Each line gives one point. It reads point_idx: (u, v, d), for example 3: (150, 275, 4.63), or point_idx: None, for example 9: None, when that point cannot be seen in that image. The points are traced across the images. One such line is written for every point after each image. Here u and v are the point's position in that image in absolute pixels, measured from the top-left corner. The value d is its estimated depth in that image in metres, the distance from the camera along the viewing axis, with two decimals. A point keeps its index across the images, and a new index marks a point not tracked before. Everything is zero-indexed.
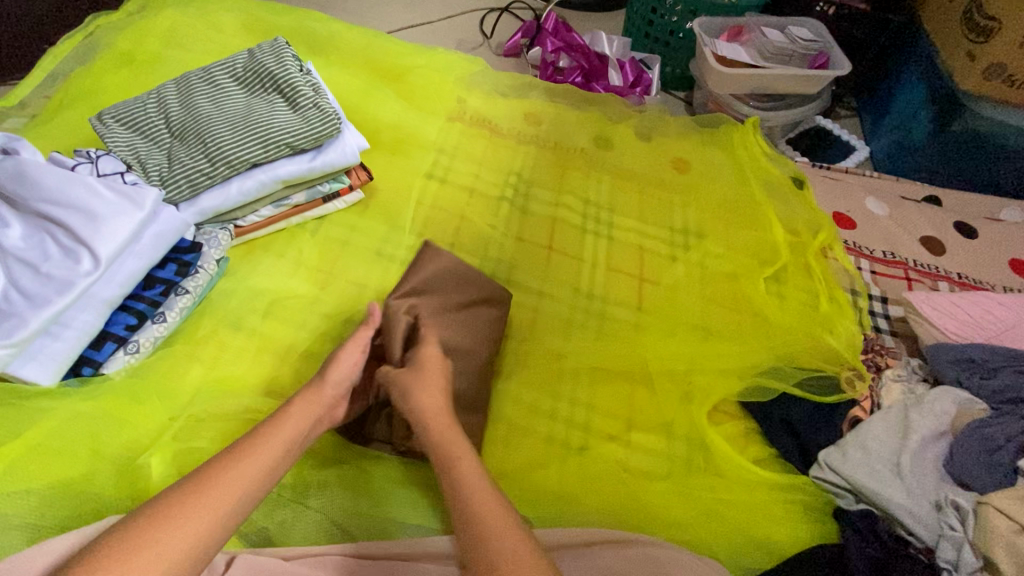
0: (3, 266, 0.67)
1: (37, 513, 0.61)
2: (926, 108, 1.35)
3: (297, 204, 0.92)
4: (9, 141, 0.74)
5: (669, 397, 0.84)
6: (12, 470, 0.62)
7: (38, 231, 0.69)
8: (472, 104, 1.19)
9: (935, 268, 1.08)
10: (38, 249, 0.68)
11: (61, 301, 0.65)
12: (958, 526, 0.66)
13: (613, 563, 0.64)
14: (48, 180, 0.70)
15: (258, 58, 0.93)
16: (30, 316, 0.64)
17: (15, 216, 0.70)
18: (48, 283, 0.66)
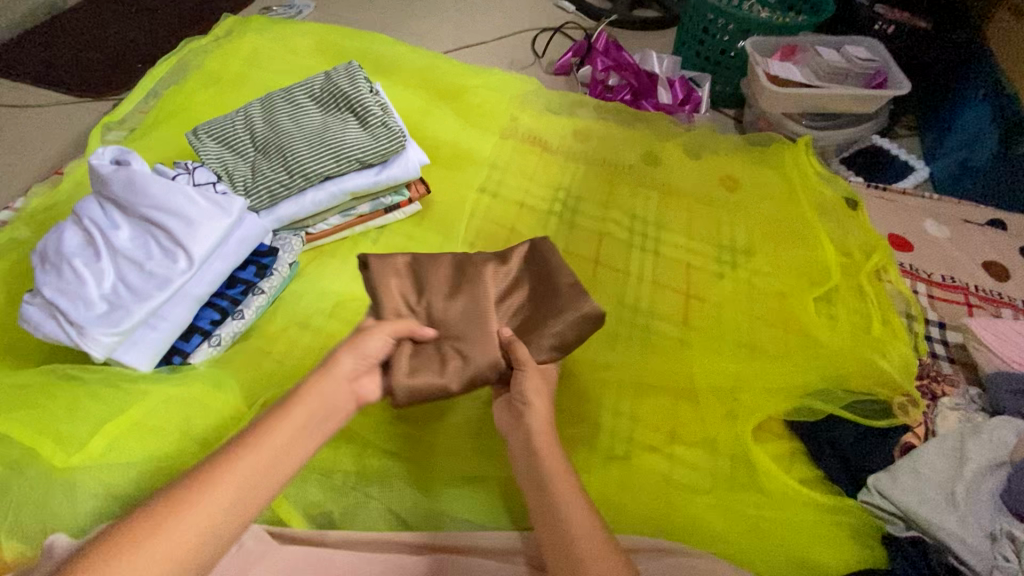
0: (112, 262, 0.76)
1: (136, 484, 0.68)
2: (990, 130, 1.32)
3: (362, 214, 0.99)
4: (123, 153, 0.83)
5: (714, 413, 0.85)
6: (114, 444, 0.70)
7: (142, 233, 0.78)
8: (525, 121, 1.24)
9: (997, 294, 1.05)
10: (142, 249, 0.77)
11: (160, 295, 0.73)
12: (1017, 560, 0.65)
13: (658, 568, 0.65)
14: (154, 188, 0.79)
15: (333, 80, 1.01)
16: (134, 307, 0.72)
17: (123, 219, 0.79)
18: (149, 279, 0.74)
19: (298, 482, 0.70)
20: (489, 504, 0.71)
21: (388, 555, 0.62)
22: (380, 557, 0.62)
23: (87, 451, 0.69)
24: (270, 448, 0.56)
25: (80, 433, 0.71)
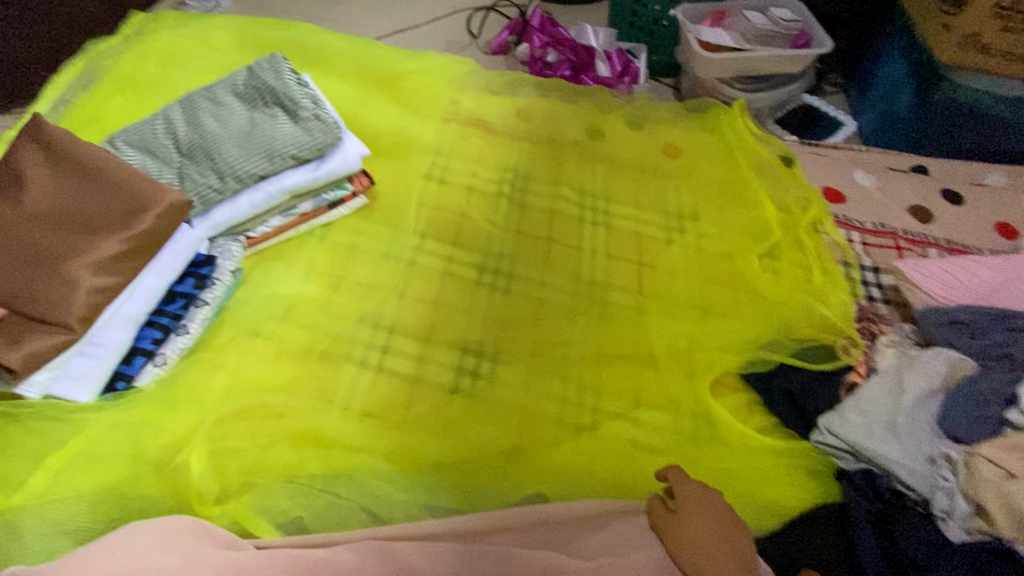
0: None
1: (90, 516, 0.66)
2: (907, 80, 1.37)
3: (304, 213, 0.95)
4: None
5: (673, 374, 0.87)
6: (60, 478, 0.68)
7: None
8: (466, 104, 1.22)
9: (924, 235, 1.12)
10: None
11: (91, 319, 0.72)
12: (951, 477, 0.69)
13: None
14: None
15: (256, 74, 0.97)
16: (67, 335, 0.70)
17: None
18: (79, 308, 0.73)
19: (266, 492, 0.70)
20: (461, 493, 0.73)
21: (369, 546, 0.61)
22: (360, 549, 0.61)
23: (32, 488, 0.67)
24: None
25: (21, 470, 0.68)
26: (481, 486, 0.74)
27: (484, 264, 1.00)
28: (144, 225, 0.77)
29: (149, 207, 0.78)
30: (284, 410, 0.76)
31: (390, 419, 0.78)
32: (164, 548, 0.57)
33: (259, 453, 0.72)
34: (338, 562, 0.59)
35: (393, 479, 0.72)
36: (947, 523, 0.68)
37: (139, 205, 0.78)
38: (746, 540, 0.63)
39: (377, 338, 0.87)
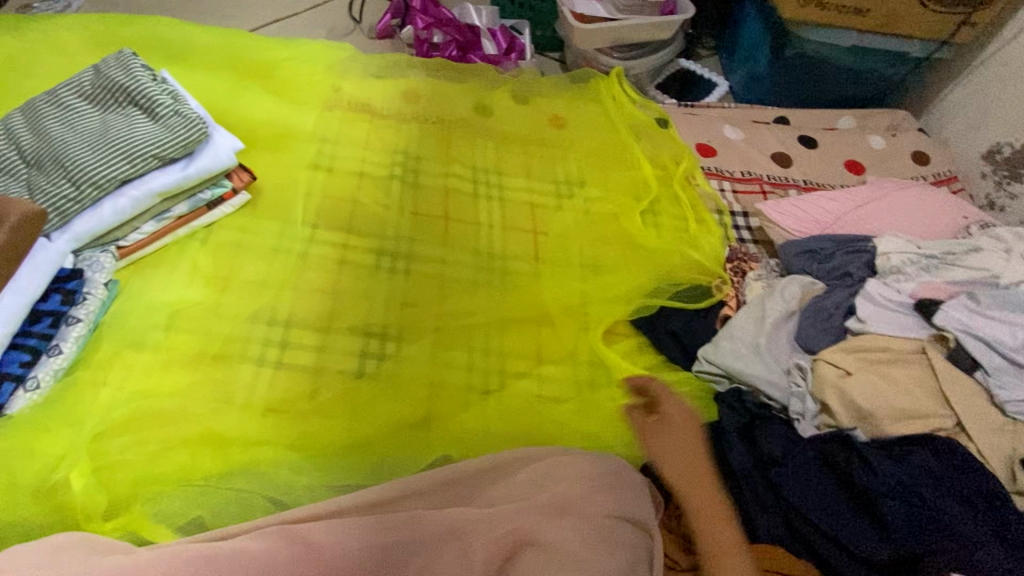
0: None
1: None
2: (764, 38, 1.48)
3: (181, 216, 0.91)
4: None
5: (568, 329, 0.93)
6: None
7: None
8: (348, 90, 1.20)
9: (785, 178, 1.24)
10: None
11: None
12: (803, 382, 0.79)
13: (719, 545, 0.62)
14: None
15: (105, 74, 0.91)
16: None
17: None
18: None
19: (160, 496, 0.69)
20: (368, 467, 0.75)
21: (272, 530, 0.61)
22: (262, 534, 0.61)
23: None
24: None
25: None
26: (390, 458, 0.77)
27: (381, 248, 1.00)
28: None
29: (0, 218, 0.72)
30: (178, 416, 0.74)
31: (294, 411, 0.78)
32: (52, 566, 0.56)
33: (154, 461, 0.70)
34: (242, 549, 0.59)
35: (304, 468, 0.73)
36: (801, 422, 0.78)
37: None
38: (627, 466, 0.68)
39: (273, 334, 0.85)
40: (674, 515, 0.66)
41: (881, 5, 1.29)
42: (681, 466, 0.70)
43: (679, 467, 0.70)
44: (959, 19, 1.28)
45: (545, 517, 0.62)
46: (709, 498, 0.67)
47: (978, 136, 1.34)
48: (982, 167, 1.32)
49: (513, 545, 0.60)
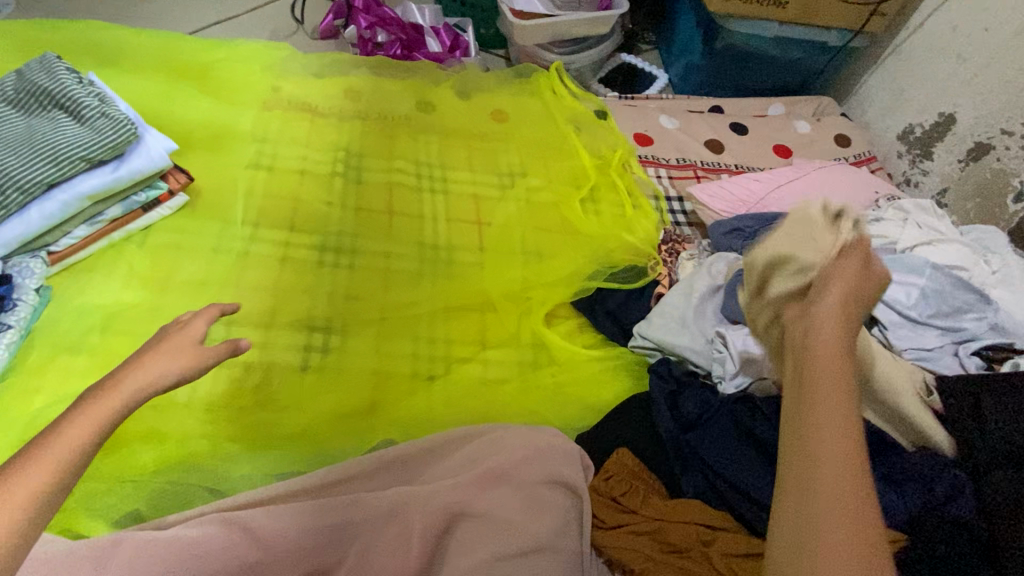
0: None
1: None
2: (696, 33, 1.54)
3: (115, 219, 0.91)
4: None
5: (510, 314, 0.96)
6: None
7: None
8: (289, 89, 1.20)
9: (717, 163, 1.30)
10: None
11: None
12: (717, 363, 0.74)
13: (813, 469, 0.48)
14: None
15: (27, 77, 0.89)
16: None
17: None
18: None
19: (94, 493, 0.69)
20: (311, 453, 0.77)
21: (210, 518, 0.63)
22: (199, 523, 0.63)
23: None
24: (58, 459, 0.49)
25: None
26: (334, 444, 0.79)
27: (324, 244, 1.00)
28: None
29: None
30: None
31: (235, 406, 0.78)
32: None
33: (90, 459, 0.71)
34: (180, 538, 0.61)
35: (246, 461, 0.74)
36: (724, 383, 0.81)
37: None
38: (553, 433, 0.70)
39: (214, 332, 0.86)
40: (604, 478, 0.69)
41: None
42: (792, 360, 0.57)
43: (806, 357, 0.56)
44: (869, 8, 1.37)
45: (477, 489, 0.65)
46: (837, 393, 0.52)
47: (894, 119, 1.43)
48: (898, 148, 1.42)
49: (447, 518, 0.63)
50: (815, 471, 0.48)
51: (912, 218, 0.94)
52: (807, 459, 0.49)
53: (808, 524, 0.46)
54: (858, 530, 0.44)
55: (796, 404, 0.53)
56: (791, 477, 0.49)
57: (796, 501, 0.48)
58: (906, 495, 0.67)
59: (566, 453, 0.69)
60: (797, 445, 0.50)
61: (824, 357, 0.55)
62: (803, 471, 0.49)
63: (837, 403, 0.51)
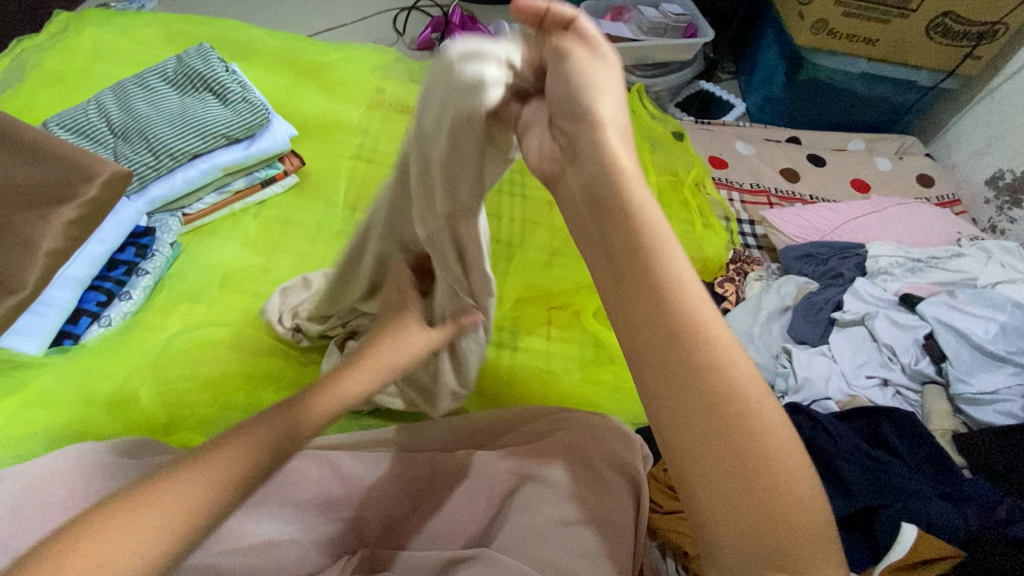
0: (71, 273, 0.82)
1: (44, 443, 0.72)
2: (780, 64, 1.54)
3: (238, 191, 1.03)
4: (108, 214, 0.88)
5: (575, 312, 1.00)
6: (19, 412, 0.74)
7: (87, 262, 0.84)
8: (392, 91, 1.30)
9: (792, 192, 1.32)
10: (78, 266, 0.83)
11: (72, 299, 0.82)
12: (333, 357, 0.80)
13: (734, 492, 0.36)
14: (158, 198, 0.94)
15: (187, 63, 1.04)
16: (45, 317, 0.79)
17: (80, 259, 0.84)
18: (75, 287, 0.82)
19: (205, 422, 0.78)
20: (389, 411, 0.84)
21: (310, 454, 0.71)
22: (298, 455, 0.71)
23: None
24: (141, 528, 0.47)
25: None
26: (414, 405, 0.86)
27: None
28: (89, 192, 0.79)
29: (91, 176, 0.80)
30: (229, 360, 0.84)
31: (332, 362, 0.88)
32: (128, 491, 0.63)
33: (202, 387, 0.81)
34: (281, 466, 0.69)
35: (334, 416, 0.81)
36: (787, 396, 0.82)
37: (82, 175, 0.79)
38: (611, 421, 0.75)
39: None
40: (663, 468, 0.76)
41: (889, 35, 1.35)
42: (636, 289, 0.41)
43: (666, 348, 0.39)
44: (964, 51, 1.36)
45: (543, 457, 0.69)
46: (712, 375, 0.38)
47: (983, 163, 1.40)
48: (986, 193, 1.38)
49: (513, 479, 0.69)
50: (778, 485, 0.36)
51: (996, 257, 0.94)
52: (743, 442, 0.37)
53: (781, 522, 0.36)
54: (800, 533, 0.36)
55: (703, 410, 0.38)
56: (730, 517, 0.37)
57: (749, 503, 0.36)
58: (967, 512, 0.65)
59: (624, 437, 0.73)
60: (736, 463, 0.37)
61: (683, 284, 0.41)
62: (741, 456, 0.37)
63: (751, 401, 0.38)
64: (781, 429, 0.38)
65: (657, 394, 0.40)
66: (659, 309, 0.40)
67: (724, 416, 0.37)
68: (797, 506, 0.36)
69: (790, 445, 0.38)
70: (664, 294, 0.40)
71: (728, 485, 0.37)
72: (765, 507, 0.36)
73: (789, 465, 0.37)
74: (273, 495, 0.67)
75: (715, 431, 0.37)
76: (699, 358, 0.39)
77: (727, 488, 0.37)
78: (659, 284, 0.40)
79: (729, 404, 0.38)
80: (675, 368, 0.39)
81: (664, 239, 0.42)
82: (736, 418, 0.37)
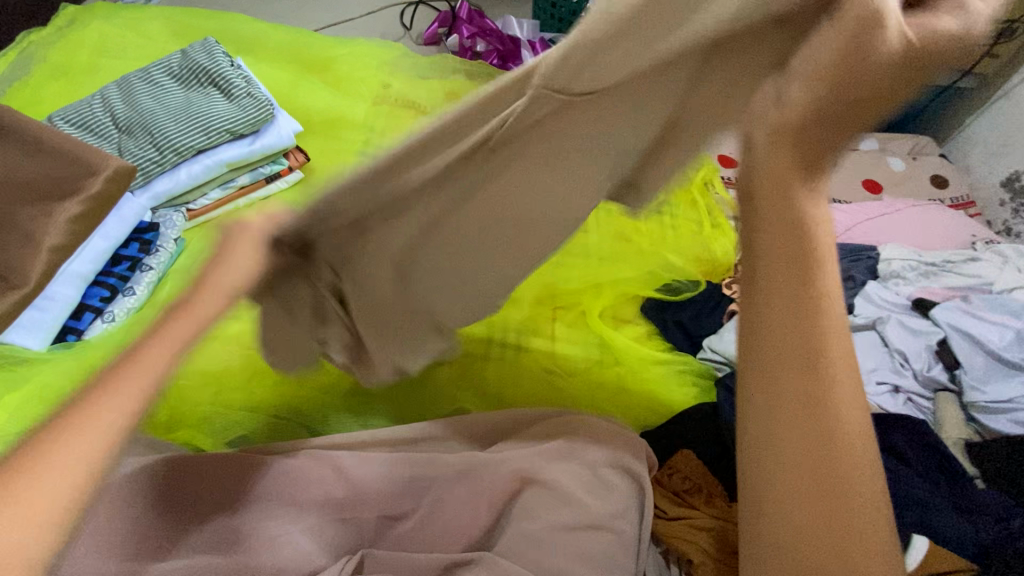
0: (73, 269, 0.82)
1: None
2: None
3: (242, 186, 1.00)
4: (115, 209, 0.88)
5: (579, 312, 0.99)
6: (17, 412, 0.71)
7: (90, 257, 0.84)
8: (398, 87, 1.29)
9: None
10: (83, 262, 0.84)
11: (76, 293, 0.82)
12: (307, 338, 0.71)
13: (813, 478, 0.43)
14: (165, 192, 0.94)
15: (191, 58, 1.04)
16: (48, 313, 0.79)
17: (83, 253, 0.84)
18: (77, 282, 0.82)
19: (210, 421, 0.77)
20: (387, 414, 0.83)
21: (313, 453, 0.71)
22: (299, 454, 0.71)
23: None
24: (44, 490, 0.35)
25: None
26: (411, 409, 0.84)
27: None
28: (94, 186, 0.79)
29: (95, 170, 0.80)
30: (232, 357, 0.83)
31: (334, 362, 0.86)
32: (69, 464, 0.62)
33: (206, 384, 0.79)
34: (283, 465, 0.69)
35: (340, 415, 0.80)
36: None
37: (86, 171, 0.79)
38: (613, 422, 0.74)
39: None
40: (667, 473, 0.75)
41: None
42: (786, 279, 0.47)
43: (794, 340, 0.46)
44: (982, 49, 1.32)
45: (547, 460, 0.69)
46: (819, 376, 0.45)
47: (999, 164, 1.37)
48: (1001, 195, 1.35)
49: (517, 481, 0.68)
50: (850, 487, 0.42)
51: (1012, 262, 0.92)
52: (820, 423, 0.44)
53: (858, 532, 0.41)
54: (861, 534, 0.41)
55: (799, 403, 0.44)
56: (794, 491, 0.43)
57: (822, 493, 0.42)
58: (978, 525, 0.65)
59: (631, 440, 0.72)
60: (818, 455, 0.43)
61: (825, 312, 0.46)
62: (827, 467, 0.43)
63: (850, 413, 0.44)
64: (867, 444, 0.44)
65: (763, 367, 0.47)
66: (796, 305, 0.46)
67: (813, 416, 0.44)
68: (862, 512, 0.42)
69: (867, 460, 0.44)
70: (800, 295, 0.46)
71: (805, 466, 0.43)
72: (833, 499, 0.42)
73: (864, 477, 0.43)
74: (276, 494, 0.67)
75: (808, 419, 0.44)
76: (816, 359, 0.45)
77: (801, 471, 0.43)
78: (812, 307, 0.46)
79: (830, 405, 0.44)
80: (793, 359, 0.45)
81: (824, 254, 0.47)
82: (827, 416, 0.44)
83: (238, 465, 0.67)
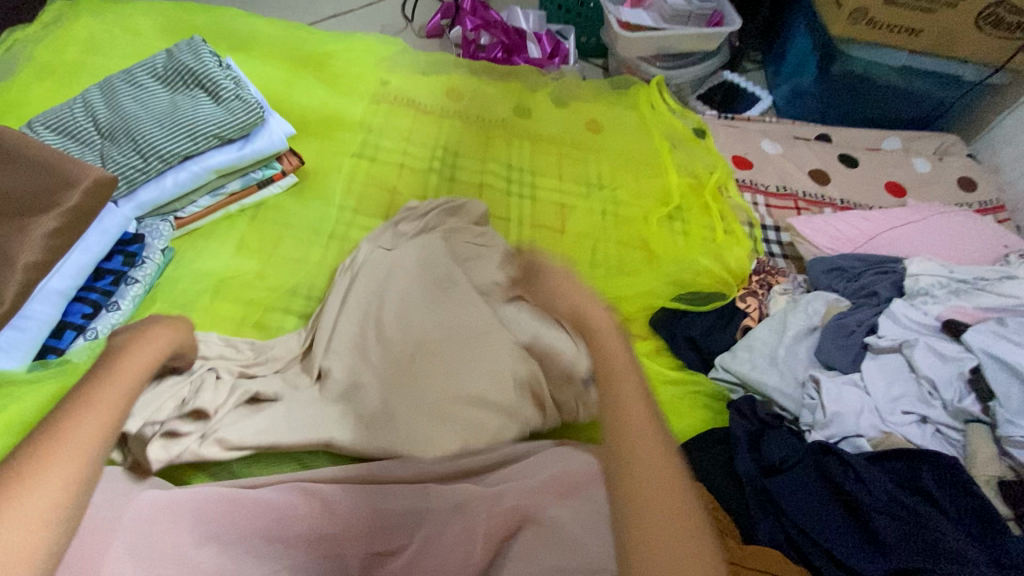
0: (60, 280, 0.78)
1: None
2: (812, 56, 1.43)
3: (234, 193, 0.98)
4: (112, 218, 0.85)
5: None
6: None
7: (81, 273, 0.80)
8: (396, 84, 1.24)
9: (821, 196, 1.23)
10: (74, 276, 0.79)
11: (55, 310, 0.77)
12: (281, 347, 0.84)
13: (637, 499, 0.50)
14: (148, 196, 0.89)
15: (176, 57, 0.99)
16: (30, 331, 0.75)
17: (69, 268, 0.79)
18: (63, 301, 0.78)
19: None
20: None
21: (298, 489, 0.67)
22: (287, 489, 0.67)
23: None
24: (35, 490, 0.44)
25: None
26: None
27: None
28: (72, 199, 0.75)
29: (74, 183, 0.76)
30: None
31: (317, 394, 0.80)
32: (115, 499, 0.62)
33: None
34: (268, 500, 0.65)
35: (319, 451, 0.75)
36: (811, 432, 0.78)
37: (63, 181, 0.75)
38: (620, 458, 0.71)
39: (309, 308, 0.91)
40: None
41: (934, 25, 1.24)
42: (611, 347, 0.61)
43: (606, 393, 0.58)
44: (1018, 43, 1.24)
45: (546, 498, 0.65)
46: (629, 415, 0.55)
47: None
48: None
49: (515, 520, 0.64)
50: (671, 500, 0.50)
51: None
52: (638, 439, 0.53)
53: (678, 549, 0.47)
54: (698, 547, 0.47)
55: (620, 440, 0.54)
56: (637, 518, 0.49)
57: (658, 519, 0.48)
58: None
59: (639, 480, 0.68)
60: (644, 474, 0.51)
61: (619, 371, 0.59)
62: (654, 492, 0.50)
63: (654, 433, 0.54)
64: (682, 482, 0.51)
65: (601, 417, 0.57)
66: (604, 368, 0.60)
67: (637, 439, 0.53)
68: (677, 524, 0.48)
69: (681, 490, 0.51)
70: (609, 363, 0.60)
71: (635, 490, 0.50)
72: (660, 518, 0.48)
73: (673, 495, 0.50)
74: (261, 530, 0.63)
75: (627, 449, 0.53)
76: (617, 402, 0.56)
77: (637, 497, 0.50)
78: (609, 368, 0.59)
79: (639, 435, 0.54)
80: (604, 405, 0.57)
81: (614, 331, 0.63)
82: (634, 440, 0.53)
83: (218, 501, 0.64)
